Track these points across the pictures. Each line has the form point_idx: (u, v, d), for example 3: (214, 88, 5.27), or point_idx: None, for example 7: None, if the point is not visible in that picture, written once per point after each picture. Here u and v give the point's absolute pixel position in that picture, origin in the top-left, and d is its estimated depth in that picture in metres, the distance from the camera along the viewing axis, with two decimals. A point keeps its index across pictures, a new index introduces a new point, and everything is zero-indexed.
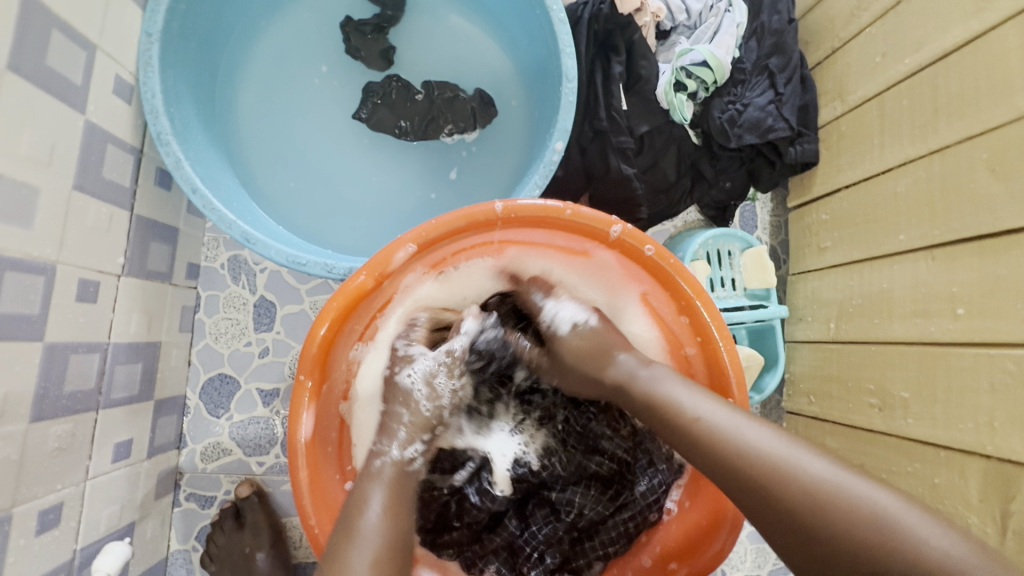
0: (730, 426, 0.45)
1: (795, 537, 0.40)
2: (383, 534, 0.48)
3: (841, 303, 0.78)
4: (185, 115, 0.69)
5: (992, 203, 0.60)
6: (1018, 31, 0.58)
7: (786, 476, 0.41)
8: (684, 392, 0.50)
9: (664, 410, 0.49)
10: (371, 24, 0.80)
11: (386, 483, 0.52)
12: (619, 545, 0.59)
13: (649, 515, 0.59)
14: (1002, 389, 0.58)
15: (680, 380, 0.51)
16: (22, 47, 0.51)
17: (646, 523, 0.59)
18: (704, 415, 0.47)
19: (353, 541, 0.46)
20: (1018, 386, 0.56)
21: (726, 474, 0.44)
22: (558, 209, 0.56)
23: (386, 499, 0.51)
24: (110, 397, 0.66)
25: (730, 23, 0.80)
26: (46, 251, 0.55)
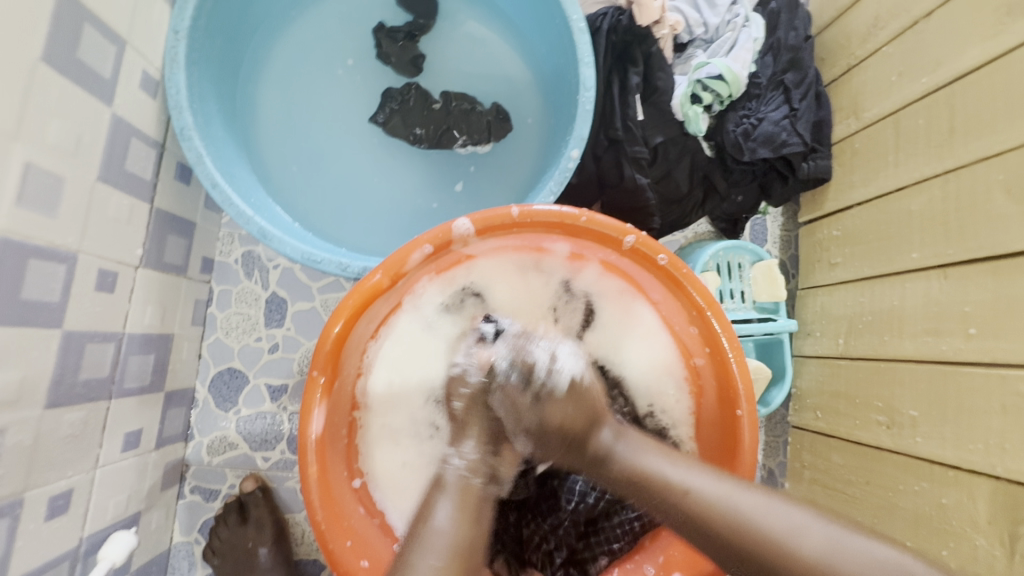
0: (719, 495, 0.46)
1: None
2: (452, 539, 0.47)
3: (851, 318, 0.78)
4: (208, 112, 0.70)
5: (1006, 224, 0.60)
6: None
7: (796, 554, 0.42)
8: (662, 461, 0.51)
9: (650, 490, 0.49)
10: (403, 31, 0.81)
11: (451, 493, 0.52)
12: (624, 542, 0.59)
13: (653, 515, 0.59)
14: (1014, 410, 0.58)
15: (669, 458, 0.51)
16: (55, 40, 0.52)
17: (652, 524, 0.59)
18: (694, 489, 0.47)
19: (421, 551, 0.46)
20: None
21: (733, 551, 0.45)
22: (573, 215, 0.57)
23: (454, 508, 0.50)
24: (122, 386, 0.67)
25: (747, 38, 0.80)
26: (68, 240, 0.56)
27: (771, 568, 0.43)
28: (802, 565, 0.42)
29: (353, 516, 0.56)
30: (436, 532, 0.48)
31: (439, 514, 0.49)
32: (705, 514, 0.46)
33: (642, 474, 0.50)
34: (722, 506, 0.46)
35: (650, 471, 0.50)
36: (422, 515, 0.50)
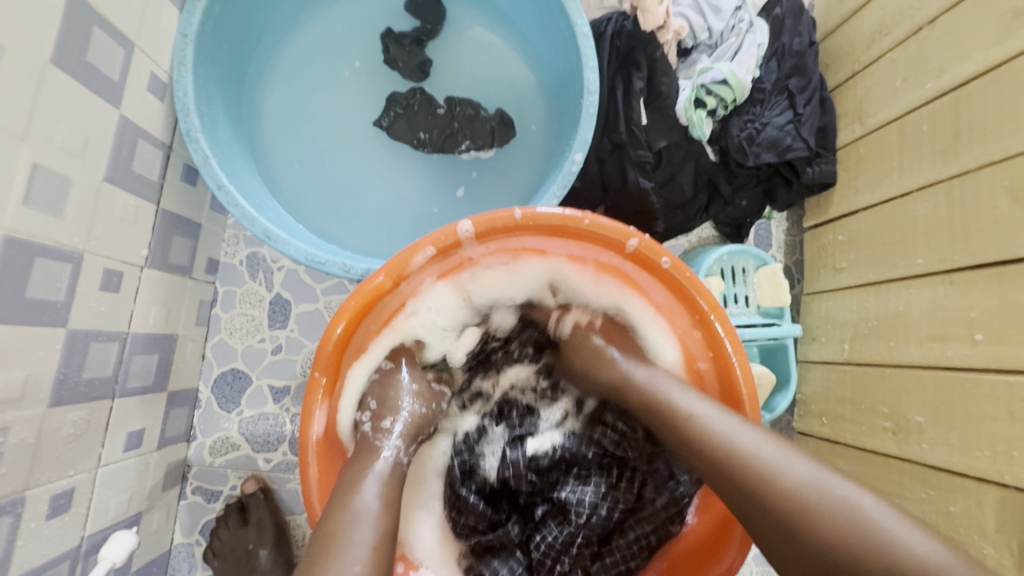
0: (724, 428, 0.49)
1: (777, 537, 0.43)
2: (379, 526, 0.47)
3: (856, 324, 0.77)
4: (215, 114, 0.71)
5: (1012, 228, 0.59)
6: None
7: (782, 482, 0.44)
8: (676, 389, 0.55)
9: (658, 407, 0.55)
10: (410, 36, 0.82)
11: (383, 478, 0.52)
12: (640, 558, 0.60)
13: (670, 527, 0.59)
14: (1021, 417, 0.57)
15: (686, 389, 0.55)
16: (66, 43, 0.52)
17: (667, 536, 0.59)
18: (697, 412, 0.51)
19: (351, 523, 0.46)
20: None
21: (715, 466, 0.48)
22: (576, 218, 0.57)
23: (383, 490, 0.50)
24: (125, 386, 0.67)
25: (752, 43, 0.80)
26: (74, 240, 0.56)
27: (755, 493, 0.45)
28: (783, 491, 0.43)
29: None
30: (361, 508, 0.47)
31: (369, 490, 0.49)
32: (697, 430, 0.50)
33: (656, 397, 0.55)
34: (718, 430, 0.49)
35: (664, 391, 0.55)
36: (351, 487, 0.49)
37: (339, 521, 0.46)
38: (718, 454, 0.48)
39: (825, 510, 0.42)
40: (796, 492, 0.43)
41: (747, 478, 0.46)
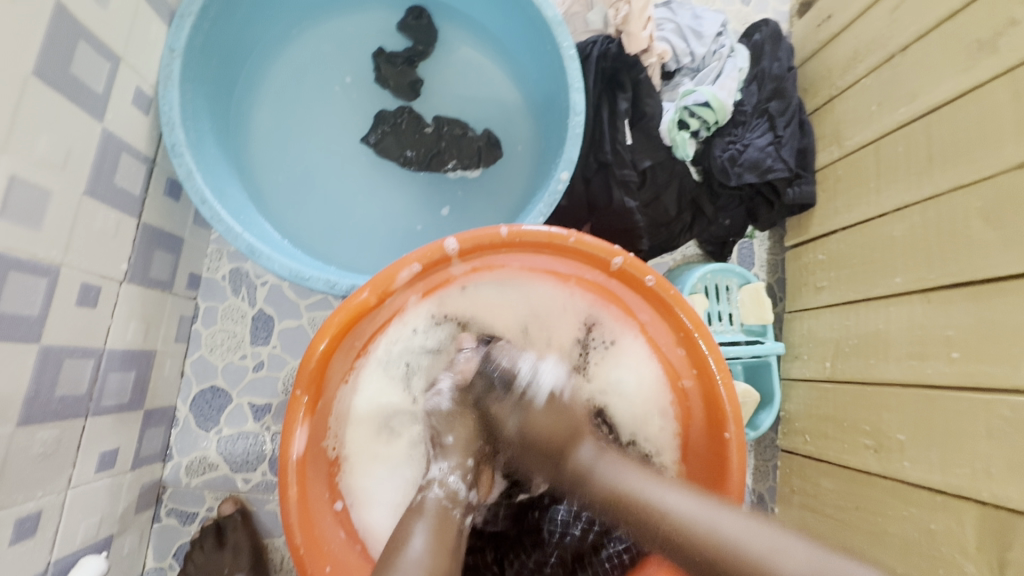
0: (702, 519, 0.46)
1: None
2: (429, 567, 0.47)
3: (837, 342, 0.78)
4: (200, 129, 0.70)
5: (985, 249, 0.61)
6: (1008, 89, 0.60)
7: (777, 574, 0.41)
8: (650, 484, 0.50)
9: (627, 508, 0.49)
10: (402, 56, 0.83)
11: (429, 517, 0.52)
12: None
13: (642, 546, 0.58)
14: (997, 435, 0.58)
15: (645, 475, 0.51)
16: (48, 55, 0.52)
17: (640, 555, 0.58)
18: (670, 505, 0.47)
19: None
20: (1014, 432, 0.56)
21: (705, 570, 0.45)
22: (562, 236, 0.57)
23: (430, 534, 0.50)
24: (100, 404, 0.65)
25: (733, 67, 0.83)
26: (50, 254, 0.55)
27: None
28: None
29: (332, 540, 0.55)
30: (410, 559, 0.47)
31: (416, 539, 0.49)
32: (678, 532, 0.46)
33: (626, 499, 0.50)
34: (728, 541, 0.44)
35: (625, 487, 0.50)
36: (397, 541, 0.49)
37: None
38: (726, 567, 0.43)
39: None
40: None
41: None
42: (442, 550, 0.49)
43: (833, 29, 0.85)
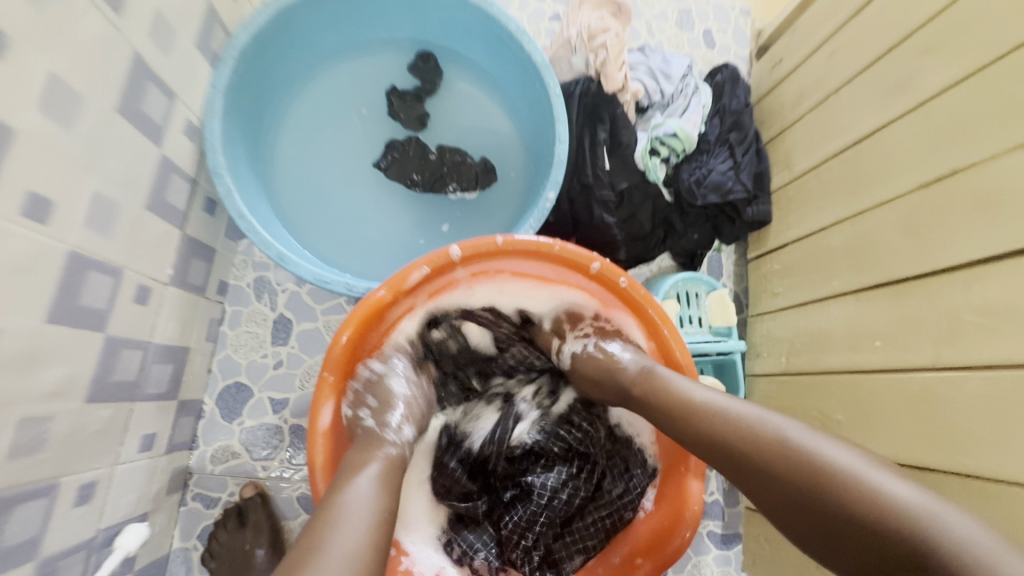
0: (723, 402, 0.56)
1: (797, 488, 0.48)
2: (376, 508, 0.50)
3: (790, 340, 0.88)
4: (236, 154, 0.81)
5: (902, 256, 0.71)
6: (909, 127, 0.72)
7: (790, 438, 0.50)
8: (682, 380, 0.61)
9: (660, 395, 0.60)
10: (412, 93, 0.95)
11: (382, 464, 0.55)
12: (597, 540, 0.70)
13: (623, 513, 0.71)
14: (913, 412, 0.68)
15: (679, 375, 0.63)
16: (128, 93, 0.62)
17: (621, 522, 0.71)
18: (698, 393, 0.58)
19: (345, 509, 0.48)
20: (925, 407, 0.66)
21: (722, 441, 0.54)
22: (548, 245, 0.68)
23: (381, 476, 0.53)
24: (145, 392, 0.74)
25: (697, 104, 0.96)
26: (118, 256, 0.64)
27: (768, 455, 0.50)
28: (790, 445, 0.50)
29: None
30: (355, 499, 0.50)
31: (362, 481, 0.52)
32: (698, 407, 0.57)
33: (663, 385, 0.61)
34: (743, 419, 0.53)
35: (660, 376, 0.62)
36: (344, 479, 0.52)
37: (332, 513, 0.48)
38: (750, 436, 0.52)
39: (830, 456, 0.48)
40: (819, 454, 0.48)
41: (765, 463, 0.50)
42: (388, 497, 0.51)
43: (783, 72, 0.99)
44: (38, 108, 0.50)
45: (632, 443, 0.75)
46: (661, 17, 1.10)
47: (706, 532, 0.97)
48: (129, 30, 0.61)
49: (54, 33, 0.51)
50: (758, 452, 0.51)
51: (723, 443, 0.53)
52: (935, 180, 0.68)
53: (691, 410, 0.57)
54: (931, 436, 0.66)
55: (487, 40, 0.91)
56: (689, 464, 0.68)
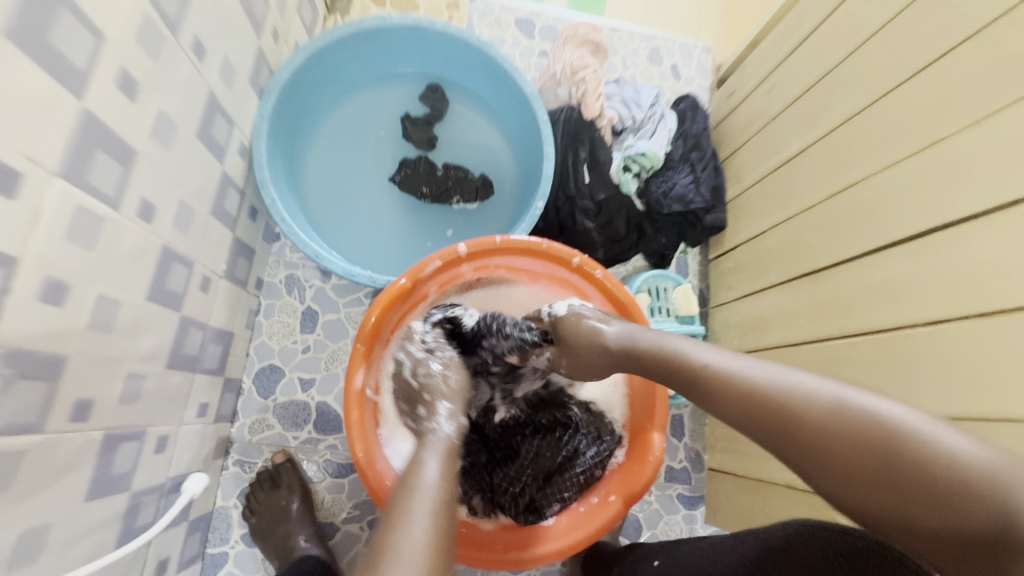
0: (746, 369, 0.55)
1: (825, 451, 0.48)
2: (440, 488, 0.56)
3: (740, 325, 1.05)
4: (277, 170, 0.98)
5: (812, 251, 0.88)
6: (822, 148, 0.89)
7: (815, 400, 0.50)
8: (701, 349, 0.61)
9: (678, 366, 0.61)
10: (422, 119, 1.11)
11: (438, 451, 0.62)
12: (573, 492, 0.85)
13: (594, 471, 0.86)
14: (817, 372, 0.83)
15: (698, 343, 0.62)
16: (205, 122, 0.78)
17: (592, 477, 0.86)
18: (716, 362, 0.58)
19: (415, 492, 0.55)
20: (826, 366, 0.81)
21: (744, 410, 0.54)
22: (537, 244, 0.85)
23: (437, 464, 0.60)
24: (203, 366, 0.88)
25: (664, 128, 1.14)
26: (192, 251, 0.79)
27: (790, 417, 0.51)
28: (813, 408, 0.49)
29: (378, 451, 0.81)
30: (427, 483, 0.56)
31: (427, 470, 0.58)
32: (718, 376, 0.57)
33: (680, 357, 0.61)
34: (774, 383, 0.53)
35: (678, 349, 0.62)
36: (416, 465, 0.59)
37: (406, 498, 0.54)
38: (773, 402, 0.52)
39: (856, 416, 0.47)
40: (845, 415, 0.48)
41: (806, 428, 0.49)
42: (448, 480, 0.58)
43: (736, 102, 1.18)
44: (151, 136, 0.65)
45: (603, 417, 0.92)
46: (634, 53, 1.29)
47: (675, 494, 1.12)
48: (207, 73, 0.77)
49: (164, 79, 0.66)
50: (798, 414, 0.50)
51: (757, 411, 0.53)
52: (837, 190, 0.84)
53: (718, 380, 0.57)
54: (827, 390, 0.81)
55: (487, 76, 1.08)
56: (654, 423, 0.84)
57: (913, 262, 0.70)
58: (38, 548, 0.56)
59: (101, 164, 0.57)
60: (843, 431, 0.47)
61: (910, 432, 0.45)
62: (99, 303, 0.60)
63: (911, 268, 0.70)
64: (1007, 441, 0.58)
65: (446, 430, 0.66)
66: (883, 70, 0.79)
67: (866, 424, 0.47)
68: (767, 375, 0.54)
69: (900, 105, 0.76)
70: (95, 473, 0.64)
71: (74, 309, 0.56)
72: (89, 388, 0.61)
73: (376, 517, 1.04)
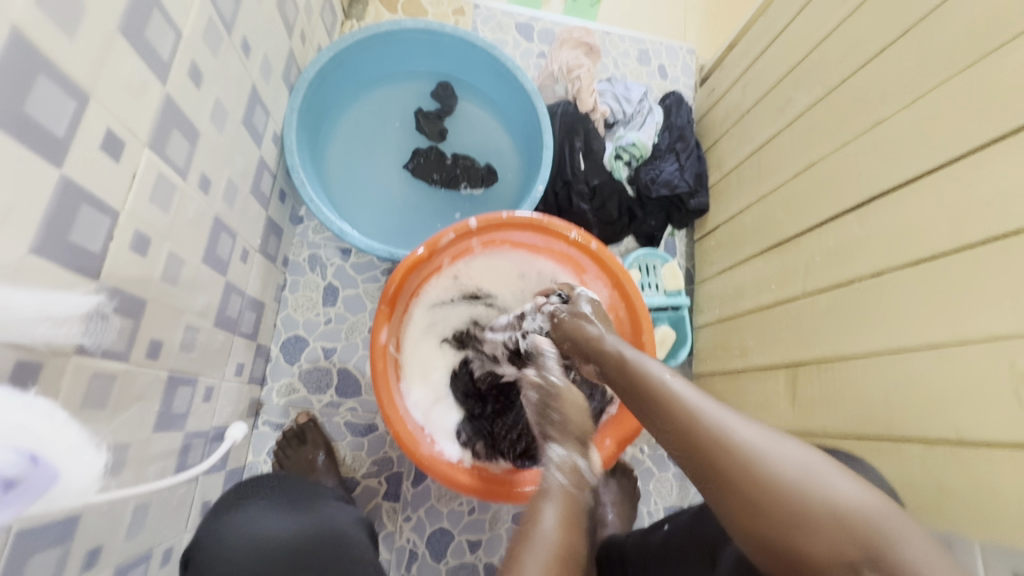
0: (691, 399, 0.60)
1: (733, 485, 0.52)
2: (558, 544, 0.57)
3: (721, 296, 1.16)
4: (304, 157, 1.08)
5: (780, 224, 1.00)
6: (788, 134, 1.01)
7: (737, 440, 0.54)
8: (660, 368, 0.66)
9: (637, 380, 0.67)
10: (434, 113, 1.24)
11: (553, 496, 0.63)
12: None
13: None
14: (784, 329, 0.95)
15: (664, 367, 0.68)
16: (248, 111, 0.89)
17: None
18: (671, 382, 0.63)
19: (533, 541, 0.57)
20: (791, 322, 0.93)
21: (678, 428, 0.58)
22: (539, 220, 0.95)
23: (556, 512, 0.61)
24: (241, 329, 0.99)
25: (651, 121, 1.26)
26: (236, 224, 0.90)
27: (709, 449, 0.55)
28: (735, 444, 0.54)
29: (399, 400, 0.92)
30: (541, 536, 0.57)
31: (546, 518, 0.60)
32: (665, 396, 0.62)
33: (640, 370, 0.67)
34: (714, 421, 0.56)
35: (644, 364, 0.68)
36: (535, 514, 0.60)
37: (524, 546, 0.56)
38: (699, 430, 0.56)
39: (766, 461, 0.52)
40: (757, 458, 0.52)
41: (718, 462, 0.54)
42: (568, 535, 0.58)
43: (716, 97, 1.30)
44: (210, 120, 0.76)
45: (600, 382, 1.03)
46: (624, 55, 1.41)
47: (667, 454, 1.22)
48: (252, 68, 0.88)
49: (220, 71, 0.77)
50: (713, 447, 0.54)
51: (681, 437, 0.58)
52: (801, 169, 0.96)
53: (670, 405, 0.60)
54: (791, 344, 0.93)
55: (491, 74, 1.20)
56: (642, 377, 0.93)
57: (859, 227, 0.82)
58: (122, 462, 0.66)
59: (175, 140, 0.68)
60: (750, 469, 0.52)
61: (812, 489, 0.49)
62: (169, 259, 0.71)
63: (858, 231, 0.82)
64: (927, 368, 0.69)
65: (559, 481, 0.66)
66: (838, 65, 0.92)
67: (779, 473, 0.51)
68: (710, 414, 0.57)
69: (851, 94, 0.88)
70: (161, 408, 0.75)
71: (153, 260, 0.67)
72: (160, 330, 0.71)
73: (393, 472, 1.14)
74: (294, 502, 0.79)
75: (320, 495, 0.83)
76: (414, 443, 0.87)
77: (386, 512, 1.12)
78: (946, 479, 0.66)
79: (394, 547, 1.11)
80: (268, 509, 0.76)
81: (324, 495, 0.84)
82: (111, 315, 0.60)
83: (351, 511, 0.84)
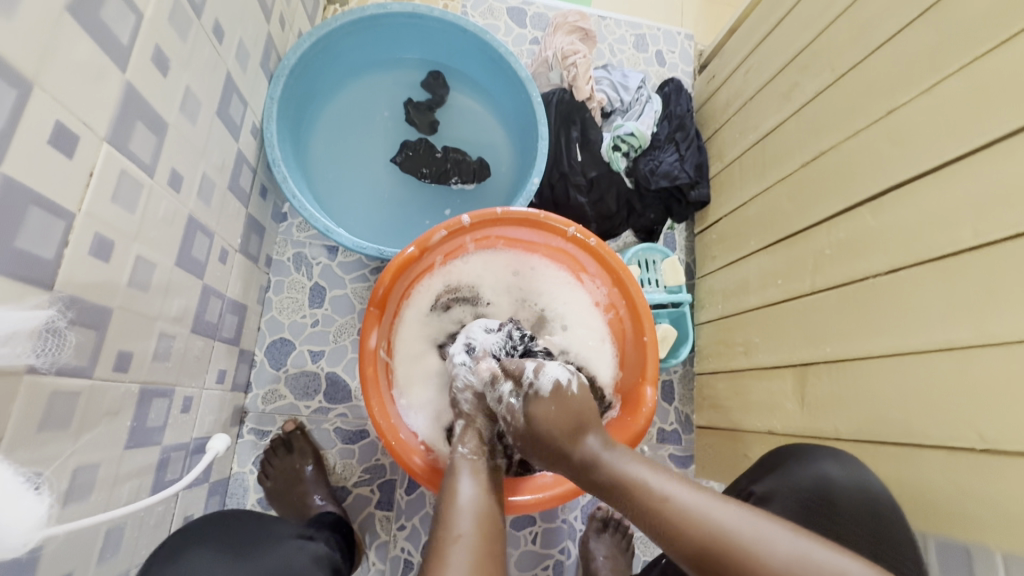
0: (644, 484, 0.61)
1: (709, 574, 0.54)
2: (472, 556, 0.57)
3: (725, 291, 1.12)
4: (286, 150, 1.02)
5: (788, 216, 0.95)
6: (794, 124, 0.97)
7: (690, 525, 0.55)
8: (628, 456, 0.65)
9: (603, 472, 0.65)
10: (425, 104, 1.17)
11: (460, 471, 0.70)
12: None
13: None
14: (795, 324, 0.90)
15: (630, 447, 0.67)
16: (223, 101, 0.83)
17: None
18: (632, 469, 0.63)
19: (446, 549, 0.58)
20: (802, 319, 0.89)
21: (640, 518, 0.59)
22: (535, 215, 0.90)
23: (475, 491, 0.67)
24: (221, 334, 0.93)
25: (650, 109, 1.20)
26: (212, 223, 0.84)
27: (669, 533, 0.56)
28: (687, 525, 0.56)
29: (391, 407, 0.87)
30: (461, 506, 0.64)
31: (463, 492, 0.66)
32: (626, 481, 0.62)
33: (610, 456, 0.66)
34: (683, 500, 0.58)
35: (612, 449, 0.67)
36: (451, 489, 0.67)
37: (438, 554, 0.57)
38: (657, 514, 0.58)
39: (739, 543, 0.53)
40: (727, 548, 0.53)
41: (683, 542, 0.55)
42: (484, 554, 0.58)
43: (717, 84, 1.25)
44: (179, 111, 0.70)
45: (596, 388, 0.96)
46: (621, 41, 1.35)
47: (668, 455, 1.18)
48: (225, 55, 0.81)
49: (191, 58, 0.71)
50: (673, 531, 0.56)
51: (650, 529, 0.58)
52: (809, 159, 0.92)
53: (631, 494, 0.61)
54: (802, 341, 0.89)
55: (483, 61, 1.14)
56: (646, 379, 0.89)
57: (873, 220, 0.78)
58: (89, 484, 0.61)
59: (139, 132, 0.62)
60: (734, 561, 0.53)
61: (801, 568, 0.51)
62: (138, 263, 0.65)
63: (872, 224, 0.78)
64: (949, 370, 0.66)
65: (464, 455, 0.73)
66: (848, 49, 0.87)
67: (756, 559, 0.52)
68: (672, 497, 0.58)
69: (862, 80, 0.83)
70: (134, 424, 0.69)
71: (118, 265, 0.61)
72: (129, 341, 0.66)
73: (386, 480, 1.09)
74: (247, 546, 0.69)
75: (278, 536, 0.73)
76: (407, 453, 0.82)
77: (379, 521, 1.08)
78: (967, 486, 0.63)
79: (388, 557, 1.06)
80: (218, 557, 0.65)
81: (280, 535, 0.74)
82: (69, 328, 0.54)
83: (312, 550, 0.74)
